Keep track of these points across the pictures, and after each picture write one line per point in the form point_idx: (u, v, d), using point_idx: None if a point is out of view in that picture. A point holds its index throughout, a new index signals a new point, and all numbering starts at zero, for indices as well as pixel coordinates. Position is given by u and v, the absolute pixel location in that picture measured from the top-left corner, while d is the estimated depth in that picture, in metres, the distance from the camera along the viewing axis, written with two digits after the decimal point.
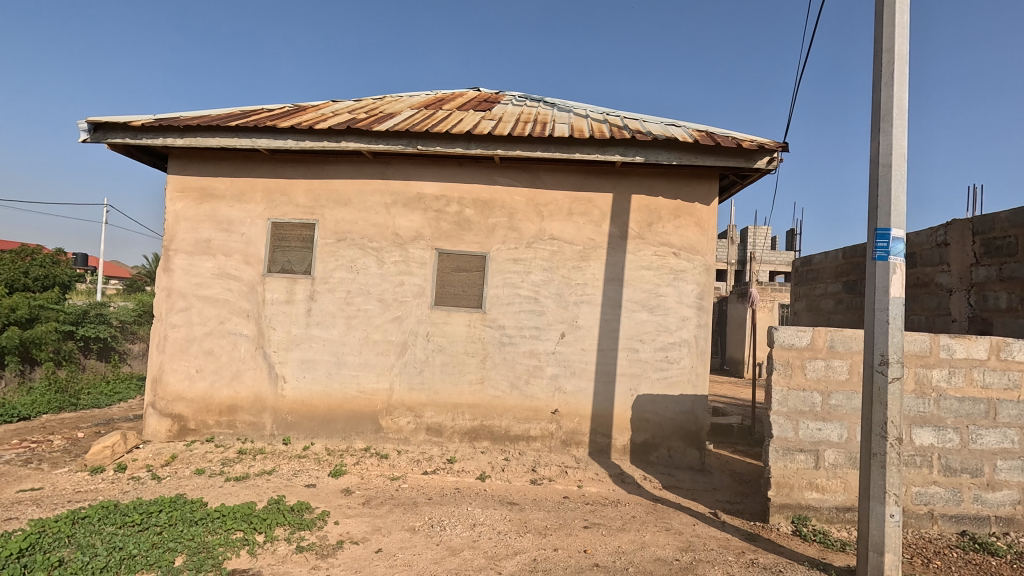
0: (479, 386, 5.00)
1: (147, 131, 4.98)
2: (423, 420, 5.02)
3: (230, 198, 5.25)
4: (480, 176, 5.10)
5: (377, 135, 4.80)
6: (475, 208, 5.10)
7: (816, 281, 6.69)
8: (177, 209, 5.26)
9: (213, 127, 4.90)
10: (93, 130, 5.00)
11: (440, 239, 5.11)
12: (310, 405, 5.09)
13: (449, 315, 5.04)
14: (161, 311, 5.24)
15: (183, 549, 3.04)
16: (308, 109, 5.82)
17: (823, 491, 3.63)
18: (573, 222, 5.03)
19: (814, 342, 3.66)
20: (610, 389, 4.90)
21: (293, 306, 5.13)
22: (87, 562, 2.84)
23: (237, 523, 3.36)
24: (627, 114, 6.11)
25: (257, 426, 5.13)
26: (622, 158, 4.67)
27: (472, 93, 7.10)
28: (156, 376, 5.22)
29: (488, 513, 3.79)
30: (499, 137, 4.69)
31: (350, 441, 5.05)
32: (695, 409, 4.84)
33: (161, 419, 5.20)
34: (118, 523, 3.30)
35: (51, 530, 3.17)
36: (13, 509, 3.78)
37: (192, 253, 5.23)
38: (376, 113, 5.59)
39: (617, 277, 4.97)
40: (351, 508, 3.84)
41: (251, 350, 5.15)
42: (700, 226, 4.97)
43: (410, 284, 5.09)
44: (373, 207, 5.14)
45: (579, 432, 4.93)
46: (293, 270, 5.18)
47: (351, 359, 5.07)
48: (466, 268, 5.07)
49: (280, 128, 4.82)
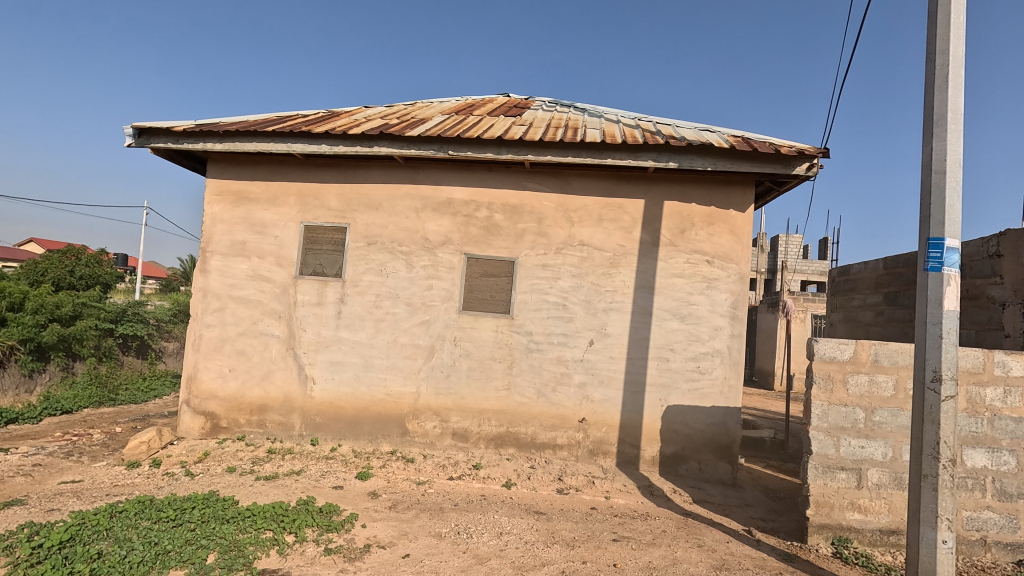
0: (506, 392, 4.96)
1: (188, 136, 5.13)
2: (450, 425, 5.01)
3: (265, 201, 5.36)
4: (510, 182, 5.08)
5: (409, 140, 4.82)
6: (503, 213, 5.08)
7: (853, 292, 6.47)
8: (215, 211, 5.40)
9: (250, 132, 5.01)
10: (137, 135, 5.17)
11: (469, 244, 5.10)
12: (338, 407, 5.13)
13: (477, 320, 5.02)
14: (197, 310, 5.37)
15: (215, 546, 3.09)
16: (342, 115, 5.95)
17: (865, 512, 3.46)
18: (603, 228, 4.97)
19: (857, 355, 3.51)
20: (639, 399, 4.81)
21: (323, 307, 5.20)
22: (125, 555, 2.92)
23: (267, 523, 3.39)
24: (659, 120, 6.04)
25: (286, 426, 5.19)
26: (656, 163, 4.58)
27: (502, 98, 7.11)
28: (191, 374, 5.34)
29: (515, 522, 3.74)
30: (530, 141, 4.66)
31: (376, 444, 5.08)
32: (727, 422, 4.70)
33: (194, 416, 5.32)
34: (154, 518, 3.37)
35: (91, 522, 3.27)
36: (55, 500, 3.91)
37: (228, 255, 5.35)
38: (408, 118, 5.68)
39: (648, 285, 4.88)
40: (378, 511, 3.84)
41: (282, 351, 5.23)
42: (734, 233, 4.85)
43: (438, 288, 5.09)
44: (403, 212, 5.18)
45: (606, 442, 4.84)
46: (324, 272, 5.25)
47: (379, 361, 5.11)
48: (495, 273, 5.05)
49: (314, 133, 4.89)
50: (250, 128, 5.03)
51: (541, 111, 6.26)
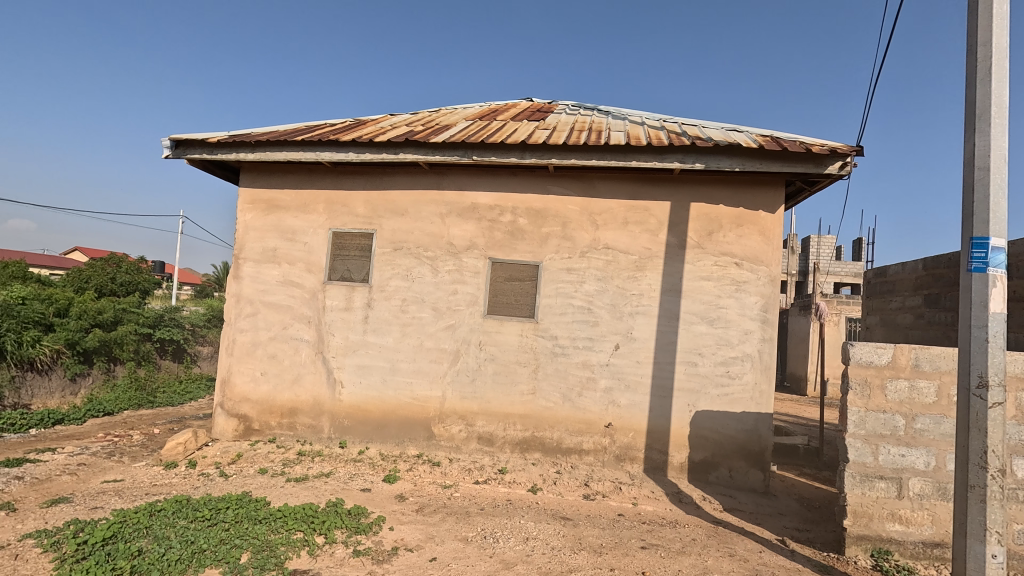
0: (531, 397, 4.95)
1: (222, 147, 5.30)
2: (475, 429, 5.02)
3: (295, 208, 5.49)
4: (534, 186, 5.09)
5: (434, 146, 4.87)
6: (528, 217, 5.09)
7: (891, 294, 6.24)
8: (247, 219, 5.56)
9: (280, 141, 5.15)
10: (174, 146, 5.37)
11: (493, 249, 5.12)
12: (366, 410, 5.20)
13: (502, 325, 5.03)
14: (231, 315, 5.53)
15: (248, 546, 3.16)
16: (368, 123, 6.06)
17: (907, 523, 3.33)
18: (628, 231, 4.92)
19: (895, 360, 3.39)
20: (666, 404, 4.73)
21: (351, 312, 5.29)
22: (163, 553, 3.01)
23: (298, 524, 3.46)
24: (685, 121, 5.96)
25: (315, 429, 5.29)
26: (682, 165, 4.52)
27: (525, 103, 7.13)
28: (225, 377, 5.50)
29: (542, 528, 3.72)
30: (554, 145, 4.66)
31: (403, 447, 5.13)
32: (758, 428, 4.59)
33: (228, 418, 5.47)
34: (190, 517, 3.48)
35: (132, 520, 3.39)
36: (98, 499, 4.07)
37: (259, 262, 5.50)
38: (433, 125, 5.75)
39: (674, 288, 4.81)
40: (405, 514, 3.88)
41: (312, 355, 5.33)
42: (764, 235, 4.74)
43: (463, 293, 5.12)
44: (428, 217, 5.23)
45: (633, 447, 4.78)
46: (352, 278, 5.34)
47: (405, 365, 5.16)
48: (520, 277, 5.06)
49: (342, 141, 5.00)
50: (280, 138, 5.17)
51: (564, 115, 6.25)
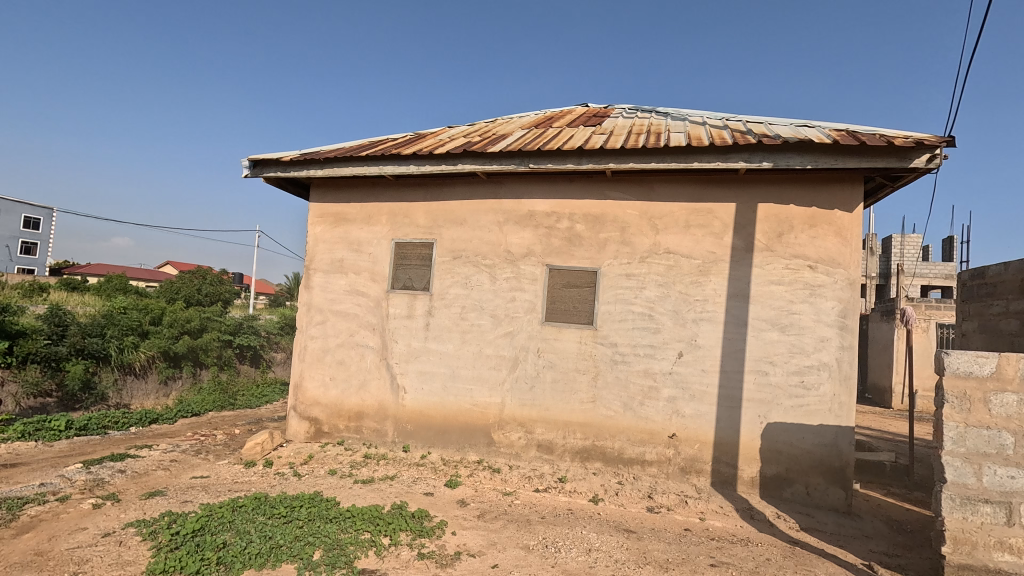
0: (591, 405, 4.87)
1: (295, 165, 5.64)
2: (535, 436, 5.01)
3: (361, 221, 5.74)
4: (591, 192, 5.04)
5: (492, 156, 4.95)
6: (585, 223, 5.04)
7: (991, 298, 5.65)
8: (317, 232, 5.87)
9: (347, 157, 5.41)
10: (253, 166, 5.78)
11: (551, 256, 5.12)
12: (428, 416, 5.32)
13: (561, 332, 5.00)
14: (303, 323, 5.85)
15: (320, 544, 3.31)
16: (428, 136, 6.25)
17: (1019, 554, 2.98)
18: (691, 235, 4.76)
19: (1001, 371, 3.06)
20: (735, 415, 4.51)
21: (413, 320, 5.45)
22: (244, 547, 3.22)
23: (365, 524, 3.58)
24: (749, 118, 5.72)
25: (380, 432, 5.47)
26: (748, 164, 4.32)
27: (581, 109, 7.11)
28: (298, 382, 5.81)
29: (604, 539, 3.64)
30: (611, 150, 4.60)
31: (463, 453, 5.20)
32: (838, 443, 4.28)
33: (300, 420, 5.77)
34: (268, 514, 3.69)
35: (217, 514, 3.65)
36: (188, 493, 4.41)
37: (328, 272, 5.79)
38: (489, 135, 5.85)
39: (742, 293, 4.59)
40: (467, 520, 3.92)
41: (377, 361, 5.53)
42: (841, 236, 4.44)
43: (522, 300, 5.14)
44: (487, 226, 5.31)
45: (699, 459, 4.59)
46: (413, 286, 5.50)
47: (465, 372, 5.24)
48: (579, 284, 5.01)
49: (404, 155, 5.19)
50: (346, 154, 5.43)
51: (621, 119, 6.17)
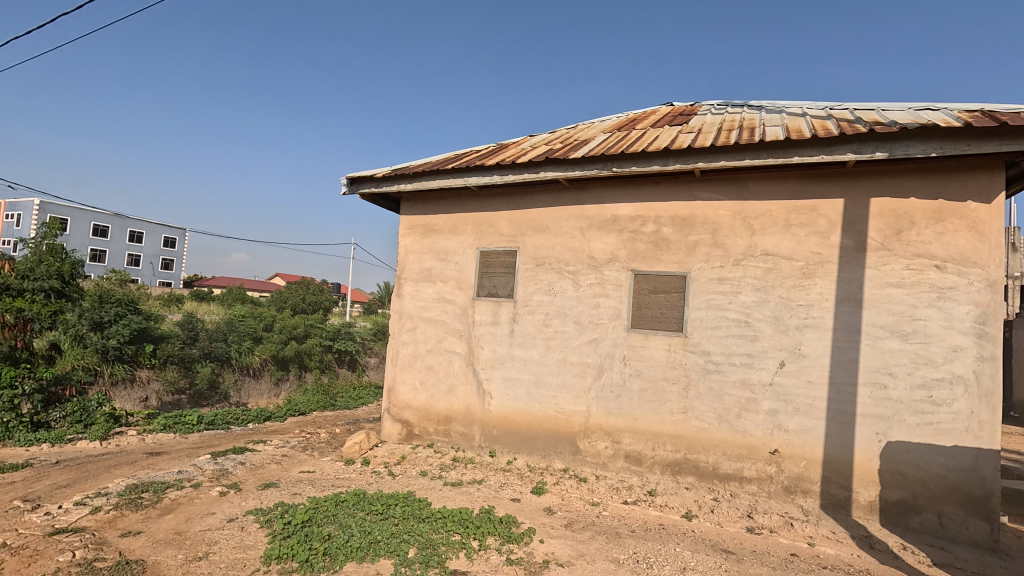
0: (682, 416, 4.66)
1: (387, 181, 6.00)
2: (622, 447, 4.87)
3: (447, 231, 5.96)
4: (678, 193, 4.85)
5: (574, 162, 4.93)
6: (673, 226, 4.86)
7: None
8: (407, 243, 6.18)
9: (434, 171, 5.66)
10: (350, 184, 6.23)
11: (636, 261, 4.98)
12: (513, 421, 5.38)
13: (648, 339, 4.84)
14: (395, 330, 6.17)
15: (415, 542, 3.45)
16: (510, 146, 6.37)
17: None
18: (791, 235, 4.42)
19: None
20: (848, 432, 4.10)
21: (498, 327, 5.55)
22: (347, 540, 3.43)
23: (456, 526, 3.68)
24: (858, 105, 5.21)
25: (468, 436, 5.61)
26: (857, 156, 3.93)
27: (665, 109, 6.88)
28: (391, 386, 6.13)
29: (700, 559, 3.45)
30: (700, 149, 4.39)
31: (549, 460, 5.19)
32: (978, 468, 3.74)
33: (394, 422, 6.08)
34: (367, 510, 3.92)
35: (323, 508, 3.94)
36: (298, 486, 4.80)
37: (418, 281, 6.07)
38: (571, 141, 5.84)
39: (853, 297, 4.17)
40: (554, 528, 3.89)
41: (464, 367, 5.70)
42: (976, 231, 3.89)
43: (606, 306, 5.05)
44: (569, 232, 5.29)
45: (806, 479, 4.21)
46: (498, 294, 5.61)
47: (550, 379, 5.23)
48: (666, 290, 4.83)
49: (487, 166, 5.32)
50: (433, 168, 5.68)
51: (709, 116, 5.89)
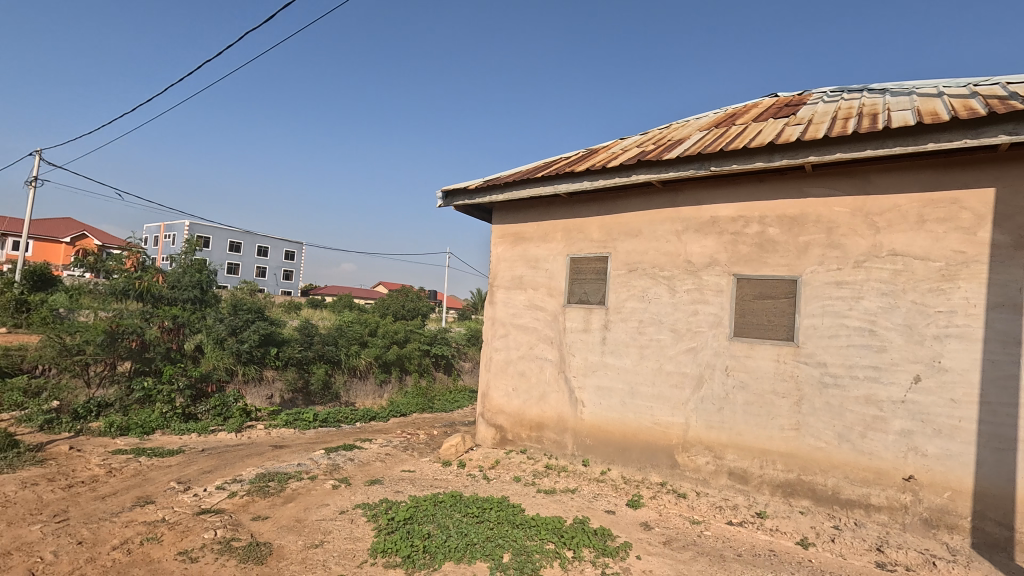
0: (794, 433, 4.27)
1: (479, 192, 6.20)
2: (725, 463, 4.57)
3: (538, 239, 6.01)
4: (786, 191, 4.48)
5: (667, 163, 4.75)
6: (780, 226, 4.49)
7: None
8: (499, 252, 6.33)
9: (524, 180, 5.75)
10: (445, 197, 6.52)
11: (739, 264, 4.66)
12: (607, 431, 5.26)
13: (753, 349, 4.51)
14: (488, 336, 6.32)
15: (509, 547, 3.50)
16: (600, 151, 6.29)
17: None
18: (926, 231, 3.89)
19: None
20: (1006, 460, 3.50)
21: (589, 334, 5.48)
22: (444, 540, 3.57)
23: (549, 535, 3.67)
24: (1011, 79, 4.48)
25: (560, 444, 5.59)
26: (1013, 138, 3.37)
27: (769, 100, 6.40)
28: (485, 391, 6.29)
29: None
30: (811, 141, 4.03)
31: (645, 473, 5.00)
32: None
33: (487, 427, 6.22)
34: (463, 512, 4.04)
35: (422, 507, 4.13)
36: (400, 484, 5.08)
37: (510, 288, 6.17)
38: (664, 142, 5.63)
39: (1011, 303, 3.57)
40: (652, 545, 3.74)
41: (555, 374, 5.69)
42: None
43: (706, 313, 4.78)
44: (664, 236, 5.09)
45: (951, 512, 3.66)
46: (590, 301, 5.54)
47: (645, 389, 5.05)
48: (774, 295, 4.46)
49: (577, 172, 5.30)
50: (524, 177, 5.77)
51: (821, 104, 5.38)
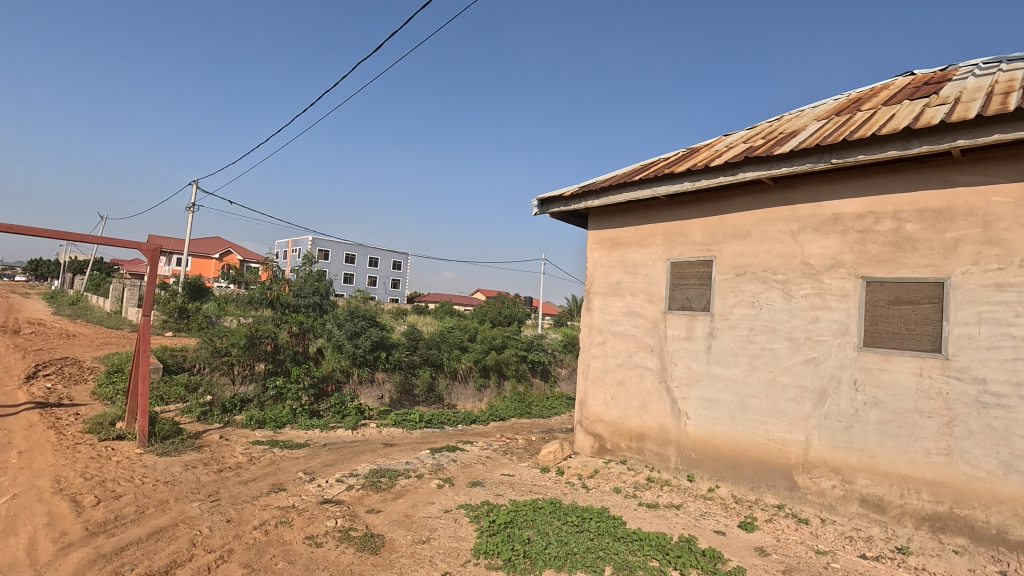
0: (944, 459, 3.71)
1: (574, 198, 6.18)
2: (856, 488, 4.09)
3: (636, 243, 5.85)
4: (928, 181, 3.93)
5: (779, 158, 4.39)
6: (920, 222, 3.94)
7: None
8: (596, 258, 6.25)
9: (621, 184, 5.63)
10: (540, 205, 6.59)
11: (868, 266, 4.17)
12: (714, 445, 4.96)
13: (888, 361, 4.00)
14: (585, 343, 6.26)
15: (611, 561, 3.42)
16: (702, 149, 5.98)
17: None
18: None
19: None
20: None
21: (693, 342, 5.21)
22: (545, 547, 3.58)
23: (653, 551, 3.53)
24: None
25: (663, 457, 5.36)
26: None
27: (902, 80, 5.68)
28: (583, 399, 6.22)
29: None
30: (959, 122, 3.50)
31: (759, 493, 4.63)
32: None
33: (586, 435, 6.14)
34: (563, 520, 4.03)
35: (522, 512, 4.18)
36: (500, 487, 5.19)
37: (607, 295, 6.07)
38: (775, 135, 5.22)
39: None
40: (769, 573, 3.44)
41: (656, 384, 5.47)
42: None
43: (828, 321, 4.33)
44: (777, 237, 4.70)
45: None
46: (693, 307, 5.26)
47: (757, 402, 4.69)
48: (915, 300, 3.92)
49: (677, 173, 5.09)
50: (620, 181, 5.66)
51: (971, 79, 4.66)
